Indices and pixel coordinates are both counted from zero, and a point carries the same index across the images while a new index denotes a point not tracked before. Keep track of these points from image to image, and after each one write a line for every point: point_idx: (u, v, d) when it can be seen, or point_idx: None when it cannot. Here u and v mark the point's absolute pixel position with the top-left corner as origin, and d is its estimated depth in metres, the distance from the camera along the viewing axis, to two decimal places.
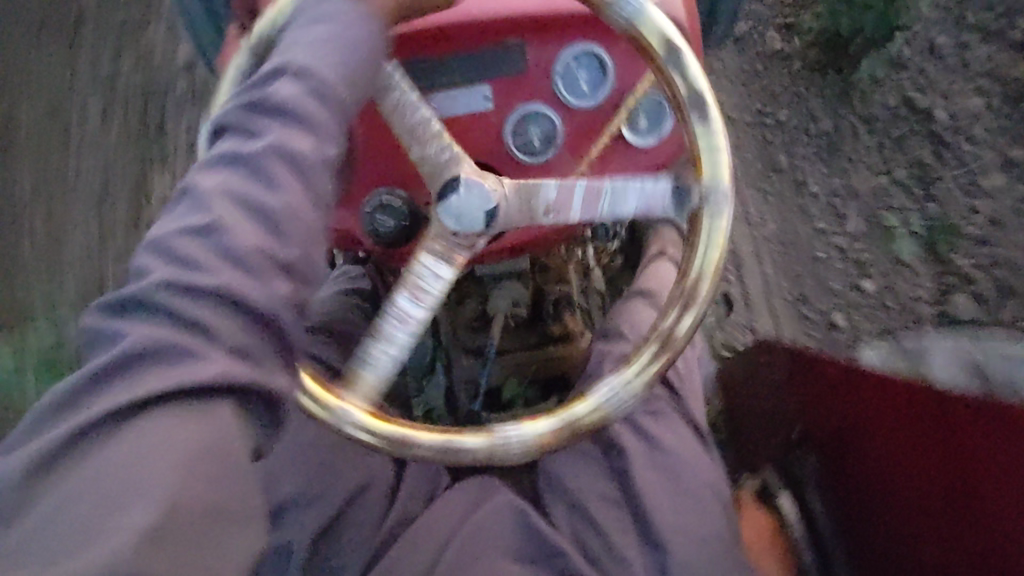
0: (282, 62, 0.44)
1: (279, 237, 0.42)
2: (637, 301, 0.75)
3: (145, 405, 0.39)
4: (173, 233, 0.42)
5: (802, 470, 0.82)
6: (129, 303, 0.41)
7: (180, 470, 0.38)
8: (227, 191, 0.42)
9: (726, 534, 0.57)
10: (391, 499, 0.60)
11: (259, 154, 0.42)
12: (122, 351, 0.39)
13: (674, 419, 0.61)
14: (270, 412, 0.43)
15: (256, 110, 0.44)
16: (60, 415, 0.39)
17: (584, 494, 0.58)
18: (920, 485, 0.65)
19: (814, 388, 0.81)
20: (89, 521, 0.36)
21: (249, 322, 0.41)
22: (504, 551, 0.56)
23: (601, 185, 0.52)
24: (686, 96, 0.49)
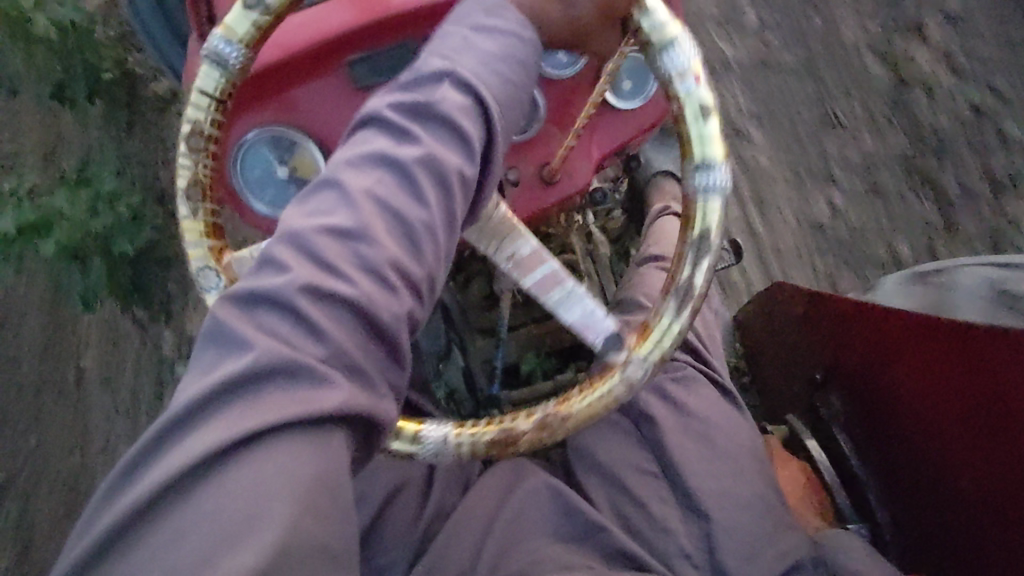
0: (450, 65, 0.40)
1: (416, 255, 0.36)
2: (652, 270, 0.74)
3: (256, 436, 0.31)
4: (306, 233, 0.35)
5: (828, 411, 0.82)
6: (257, 309, 0.34)
7: (297, 479, 0.31)
8: (376, 192, 0.36)
9: (761, 490, 0.57)
10: (427, 495, 0.60)
11: (415, 161, 0.37)
12: (237, 371, 0.32)
13: (700, 383, 0.61)
14: (374, 440, 0.35)
15: (418, 110, 0.39)
16: (154, 449, 0.31)
17: (618, 468, 0.58)
18: (939, 411, 0.66)
19: (831, 328, 0.81)
20: (200, 535, 0.29)
21: (373, 364, 0.34)
22: (548, 532, 0.57)
23: (564, 279, 0.51)
24: (672, 68, 0.45)
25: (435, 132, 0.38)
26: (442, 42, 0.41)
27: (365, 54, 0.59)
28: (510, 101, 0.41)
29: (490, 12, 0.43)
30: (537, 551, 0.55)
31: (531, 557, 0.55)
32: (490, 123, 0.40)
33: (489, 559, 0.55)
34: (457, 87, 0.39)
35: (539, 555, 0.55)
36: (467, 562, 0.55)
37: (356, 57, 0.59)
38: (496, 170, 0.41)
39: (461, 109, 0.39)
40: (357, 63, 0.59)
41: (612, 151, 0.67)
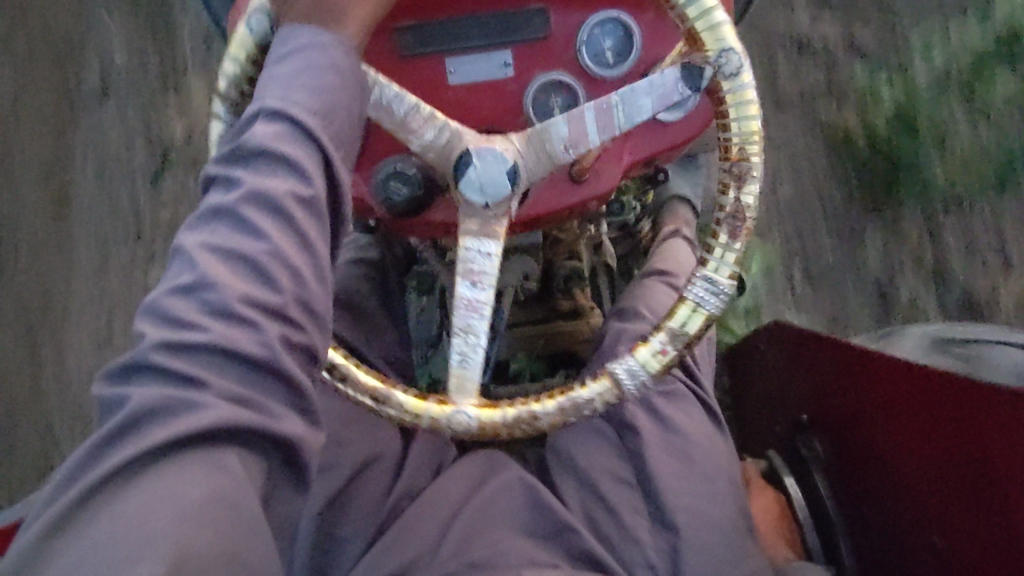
0: (258, 106, 0.44)
1: (270, 284, 0.41)
2: (657, 283, 0.74)
3: (150, 463, 0.36)
4: (162, 299, 0.41)
5: (809, 453, 0.82)
6: (125, 376, 0.39)
7: (188, 501, 0.36)
8: (216, 245, 0.42)
9: (732, 511, 0.57)
10: (399, 472, 0.60)
11: (242, 203, 0.42)
12: (120, 420, 0.37)
13: (687, 400, 0.61)
14: (290, 456, 0.42)
15: (238, 157, 0.43)
16: (60, 490, 0.36)
17: (593, 473, 0.58)
18: (921, 472, 0.66)
19: (825, 369, 0.80)
20: (103, 551, 0.33)
21: (232, 376, 0.39)
22: (515, 526, 0.56)
23: (609, 102, 0.53)
24: (712, 46, 0.49)
25: (258, 169, 0.43)
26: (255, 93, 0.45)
27: (417, 23, 0.61)
28: (329, 112, 0.45)
29: (286, 48, 0.46)
30: (501, 542, 0.55)
31: (493, 547, 0.55)
32: (310, 141, 0.44)
33: (453, 542, 0.55)
34: (270, 121, 0.44)
35: (501, 546, 0.54)
36: (429, 544, 0.55)
37: (407, 26, 0.61)
38: (340, 182, 0.46)
39: (274, 139, 0.43)
40: (409, 33, 0.61)
41: (644, 161, 0.68)
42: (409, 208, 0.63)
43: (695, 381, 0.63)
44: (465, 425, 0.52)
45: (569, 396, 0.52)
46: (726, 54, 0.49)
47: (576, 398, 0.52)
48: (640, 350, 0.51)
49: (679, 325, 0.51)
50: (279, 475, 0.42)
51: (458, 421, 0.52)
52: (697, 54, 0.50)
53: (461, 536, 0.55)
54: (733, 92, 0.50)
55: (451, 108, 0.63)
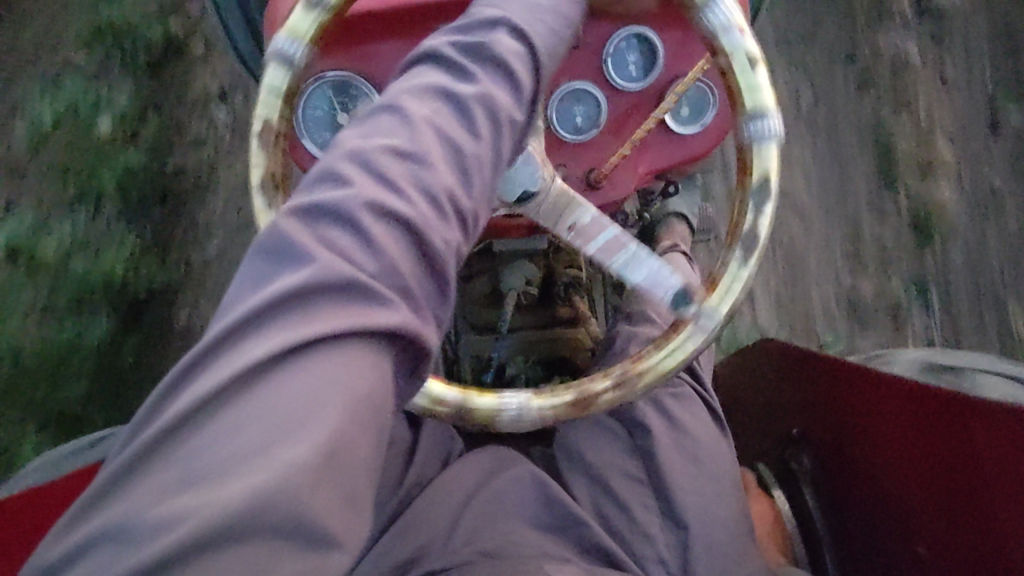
0: (498, 14, 0.44)
1: (468, 187, 0.40)
2: (663, 290, 0.76)
3: (344, 329, 0.34)
4: (372, 152, 0.38)
5: (797, 466, 0.84)
6: (323, 219, 0.36)
7: (353, 392, 0.33)
8: (435, 121, 0.40)
9: (733, 510, 0.58)
10: (413, 460, 0.60)
11: (468, 95, 0.41)
12: (303, 279, 0.34)
13: (693, 401, 0.62)
14: (415, 375, 0.38)
15: (471, 52, 0.42)
16: (222, 341, 0.34)
17: (604, 470, 0.59)
18: (919, 493, 0.68)
19: (818, 385, 0.82)
20: (267, 420, 0.31)
21: (413, 270, 0.37)
22: (526, 518, 0.57)
23: (628, 241, 0.52)
24: (726, 43, 0.51)
25: (488, 74, 0.42)
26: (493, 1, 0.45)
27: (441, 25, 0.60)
28: (554, 51, 0.45)
29: None
30: (511, 534, 0.56)
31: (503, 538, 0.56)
32: (535, 73, 0.44)
33: (466, 531, 0.55)
34: (511, 36, 0.43)
35: (513, 537, 0.55)
36: (441, 531, 0.56)
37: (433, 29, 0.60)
38: (538, 109, 0.45)
39: (513, 54, 0.43)
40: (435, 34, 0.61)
41: (659, 171, 0.69)
42: None
43: (700, 383, 0.64)
44: (514, 418, 0.52)
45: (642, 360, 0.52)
46: (737, 275, 0.52)
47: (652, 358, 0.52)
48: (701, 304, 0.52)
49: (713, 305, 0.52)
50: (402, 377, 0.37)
51: (508, 412, 0.52)
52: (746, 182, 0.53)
53: (473, 527, 0.56)
54: (749, 82, 0.51)
55: None
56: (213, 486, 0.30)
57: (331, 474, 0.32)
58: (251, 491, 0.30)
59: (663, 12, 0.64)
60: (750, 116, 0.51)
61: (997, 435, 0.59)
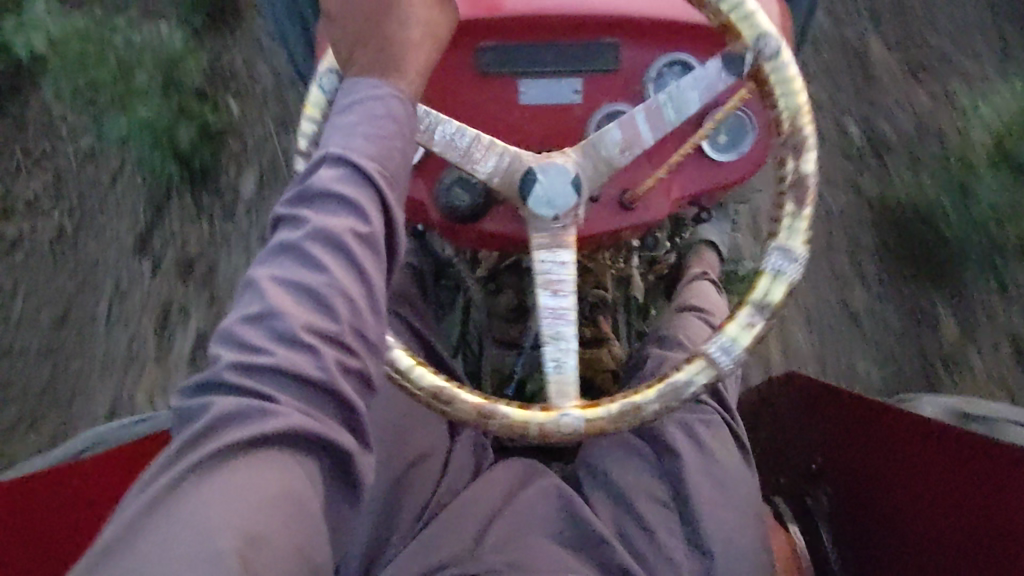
0: (323, 152, 0.46)
1: (330, 314, 0.43)
2: (692, 318, 0.76)
3: (238, 449, 0.40)
4: (232, 326, 0.43)
5: (815, 504, 0.84)
6: (204, 389, 0.42)
7: (270, 492, 0.40)
8: (287, 276, 0.44)
9: (757, 538, 0.59)
10: (444, 472, 0.61)
11: (306, 241, 0.44)
12: (200, 425, 0.40)
13: (720, 426, 0.62)
14: (336, 458, 0.44)
15: (305, 201, 0.46)
16: (155, 473, 0.40)
17: (630, 489, 0.59)
18: (934, 523, 0.69)
19: (838, 424, 0.82)
20: (197, 519, 0.37)
21: (281, 395, 0.41)
22: (550, 533, 0.57)
23: (657, 102, 0.56)
24: (791, 125, 0.52)
25: (323, 211, 0.45)
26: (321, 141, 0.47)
27: (497, 44, 0.64)
28: (386, 158, 0.46)
29: (349, 105, 0.47)
30: (535, 547, 0.55)
31: (529, 552, 0.55)
32: (374, 189, 0.46)
33: (490, 542, 0.55)
34: (332, 165, 0.45)
35: (537, 550, 0.55)
36: (469, 542, 0.56)
37: (487, 46, 0.64)
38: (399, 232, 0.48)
39: (335, 181, 0.45)
40: (488, 52, 0.65)
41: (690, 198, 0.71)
42: (469, 213, 0.65)
43: (727, 410, 0.64)
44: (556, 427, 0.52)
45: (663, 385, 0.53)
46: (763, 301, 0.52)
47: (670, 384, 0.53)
48: (727, 327, 0.53)
49: (732, 339, 0.52)
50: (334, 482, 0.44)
51: (546, 425, 0.52)
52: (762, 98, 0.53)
53: (497, 538, 0.56)
54: (797, 169, 0.52)
55: (514, 126, 0.65)
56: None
57: (263, 552, 0.38)
58: None
59: (705, 41, 0.65)
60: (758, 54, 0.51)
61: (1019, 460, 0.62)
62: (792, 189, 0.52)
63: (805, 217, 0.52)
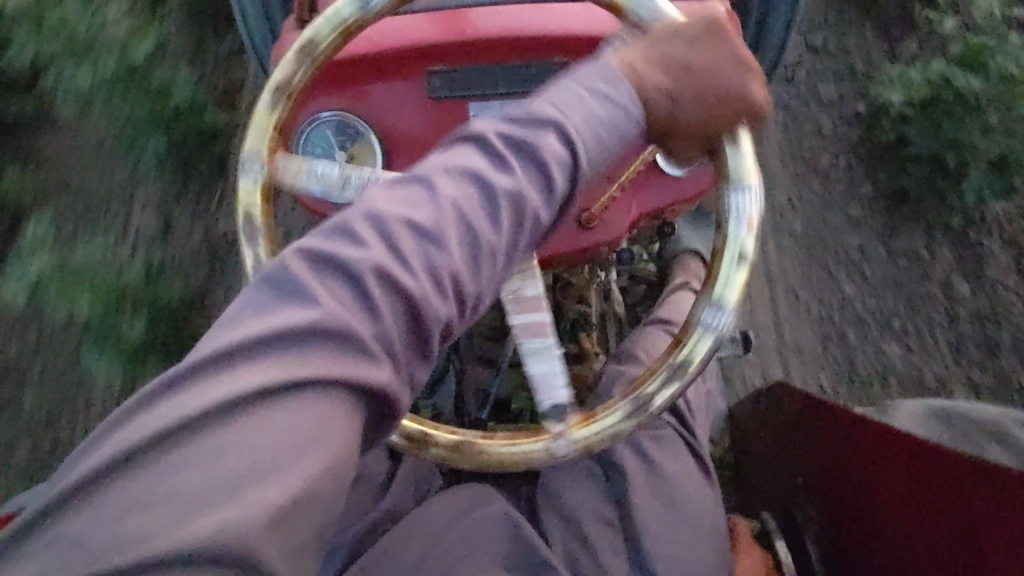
0: (555, 110, 0.41)
1: (474, 273, 0.39)
2: (657, 330, 0.75)
3: (318, 386, 0.34)
4: (389, 219, 0.38)
5: (803, 518, 0.82)
6: (327, 270, 0.37)
7: (328, 445, 0.34)
8: (461, 205, 0.39)
9: (708, 559, 0.57)
10: (388, 493, 0.60)
11: (502, 189, 0.39)
12: (311, 323, 0.35)
13: (673, 445, 0.61)
14: (381, 425, 0.39)
15: (510, 143, 0.40)
16: (212, 368, 0.34)
17: (579, 511, 0.59)
18: (916, 542, 0.65)
19: (825, 435, 0.80)
20: (248, 450, 0.32)
21: (395, 335, 0.37)
22: (496, 558, 0.57)
23: (550, 337, 0.51)
24: (732, 225, 0.48)
25: (529, 168, 0.40)
26: (564, 87, 0.42)
27: (444, 68, 0.62)
28: (604, 158, 0.42)
29: (610, 80, 0.42)
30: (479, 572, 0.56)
31: None
32: (573, 177, 0.41)
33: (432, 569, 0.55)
34: (554, 134, 0.40)
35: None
36: (411, 562, 0.55)
37: (434, 70, 0.62)
38: (565, 214, 0.43)
39: (554, 158, 0.40)
40: (437, 77, 0.62)
41: (653, 213, 0.69)
42: None
43: (685, 428, 0.63)
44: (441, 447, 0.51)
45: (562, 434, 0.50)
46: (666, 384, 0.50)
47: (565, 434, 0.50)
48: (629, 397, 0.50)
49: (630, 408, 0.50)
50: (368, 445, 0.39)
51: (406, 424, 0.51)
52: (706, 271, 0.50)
53: (440, 565, 0.56)
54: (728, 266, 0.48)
55: None
56: (183, 516, 0.30)
57: (298, 515, 0.33)
58: (224, 517, 0.30)
59: None
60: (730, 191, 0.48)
61: (992, 482, 0.57)
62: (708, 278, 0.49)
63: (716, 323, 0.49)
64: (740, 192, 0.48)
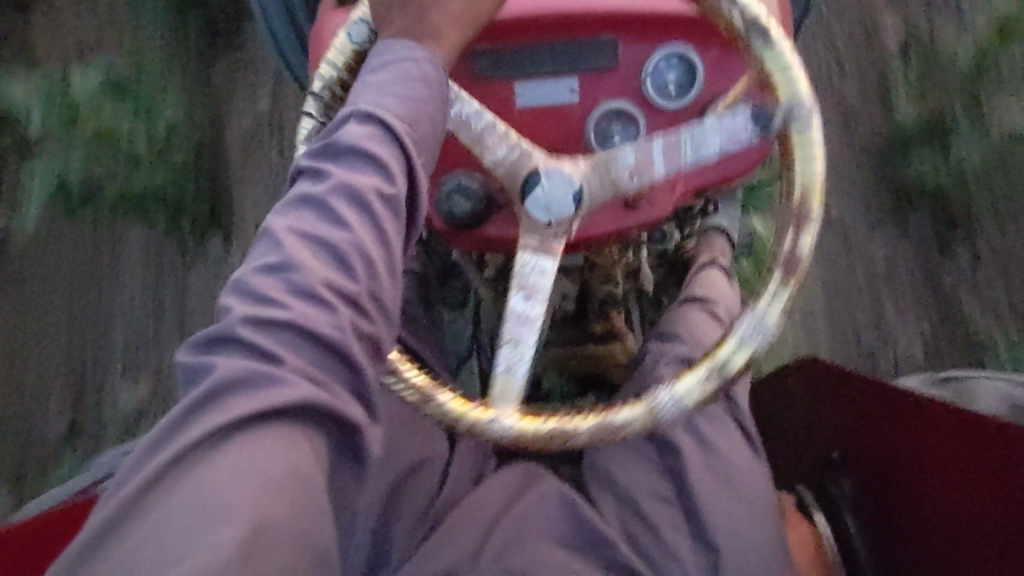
0: (352, 107, 0.45)
1: (348, 272, 0.41)
2: (695, 309, 0.74)
3: (229, 431, 0.36)
4: (245, 277, 0.40)
5: (837, 490, 0.81)
6: (210, 348, 0.39)
7: (273, 472, 0.36)
8: (301, 226, 0.41)
9: (764, 532, 0.58)
10: (443, 481, 0.61)
11: (329, 192, 0.42)
12: (200, 392, 0.37)
13: (725, 422, 0.61)
14: (348, 440, 0.40)
15: (329, 151, 0.44)
16: (140, 459, 0.37)
17: (633, 491, 0.59)
18: (952, 503, 0.68)
19: (853, 404, 0.83)
20: (193, 501, 0.34)
21: (291, 356, 0.38)
22: (555, 538, 0.57)
23: (679, 136, 0.54)
24: (776, 65, 0.50)
25: (348, 163, 0.43)
26: (357, 92, 0.46)
27: (491, 49, 0.63)
28: (416, 116, 0.45)
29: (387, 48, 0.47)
30: (539, 553, 0.56)
31: (533, 558, 0.56)
32: (401, 145, 0.44)
33: (493, 554, 0.56)
34: (363, 120, 0.44)
35: (541, 558, 0.56)
36: (473, 549, 0.56)
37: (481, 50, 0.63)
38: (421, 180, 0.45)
39: (365, 136, 0.43)
40: (481, 56, 0.63)
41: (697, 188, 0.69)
42: (469, 220, 0.64)
43: (735, 404, 0.63)
44: (554, 436, 0.52)
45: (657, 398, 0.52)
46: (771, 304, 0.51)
47: (664, 398, 0.52)
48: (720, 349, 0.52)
49: (729, 357, 0.51)
50: (345, 464, 0.41)
51: (519, 430, 0.52)
52: (785, 162, 0.52)
53: (501, 547, 0.56)
54: (778, 66, 0.50)
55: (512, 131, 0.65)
56: None
57: (268, 543, 0.34)
58: (196, 563, 0.32)
59: (704, 30, 0.63)
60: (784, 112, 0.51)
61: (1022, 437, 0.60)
62: (795, 145, 0.51)
63: (814, 175, 0.51)
64: (766, 41, 0.50)
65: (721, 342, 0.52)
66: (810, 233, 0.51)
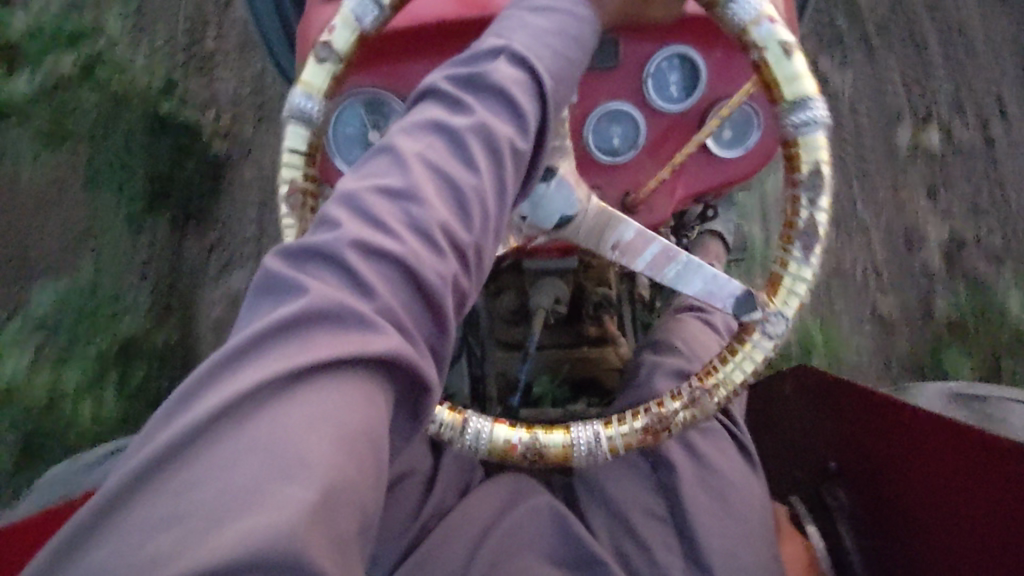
0: (502, 43, 0.43)
1: (466, 221, 0.39)
2: (691, 318, 0.72)
3: (324, 367, 0.32)
4: (359, 192, 0.38)
5: (832, 500, 0.80)
6: (312, 261, 0.35)
7: (349, 426, 0.32)
8: (429, 156, 0.39)
9: (760, 553, 0.56)
10: (428, 491, 0.58)
11: (464, 128, 0.40)
12: (299, 310, 0.33)
13: (721, 438, 0.60)
14: (415, 405, 0.37)
15: (469, 85, 0.42)
16: (201, 384, 0.32)
17: (627, 507, 0.57)
18: (949, 514, 0.66)
19: (847, 411, 0.81)
20: (265, 447, 0.30)
21: (404, 302, 0.36)
22: (545, 555, 0.55)
23: (676, 254, 0.52)
24: (783, 72, 0.48)
25: (488, 103, 0.41)
26: (499, 32, 0.44)
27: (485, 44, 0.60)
28: (562, 74, 0.44)
29: None
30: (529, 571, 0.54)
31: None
32: (540, 94, 0.43)
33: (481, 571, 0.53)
34: (511, 62, 0.43)
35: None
36: (461, 565, 0.54)
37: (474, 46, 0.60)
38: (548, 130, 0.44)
39: (511, 80, 0.42)
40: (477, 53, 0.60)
41: (696, 194, 0.67)
42: None
43: (731, 419, 0.62)
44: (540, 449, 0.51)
45: (650, 419, 0.51)
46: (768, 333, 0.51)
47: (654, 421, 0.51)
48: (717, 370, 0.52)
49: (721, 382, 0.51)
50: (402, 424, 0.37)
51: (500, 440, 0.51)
52: (790, 179, 0.51)
53: (490, 564, 0.54)
54: (793, 91, 0.49)
55: None
56: (205, 529, 0.27)
57: (334, 509, 0.30)
58: (258, 522, 0.27)
59: (707, 28, 0.61)
60: (791, 107, 0.49)
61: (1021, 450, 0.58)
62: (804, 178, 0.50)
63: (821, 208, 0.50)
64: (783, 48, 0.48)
65: (716, 366, 0.52)
66: (814, 259, 0.50)
